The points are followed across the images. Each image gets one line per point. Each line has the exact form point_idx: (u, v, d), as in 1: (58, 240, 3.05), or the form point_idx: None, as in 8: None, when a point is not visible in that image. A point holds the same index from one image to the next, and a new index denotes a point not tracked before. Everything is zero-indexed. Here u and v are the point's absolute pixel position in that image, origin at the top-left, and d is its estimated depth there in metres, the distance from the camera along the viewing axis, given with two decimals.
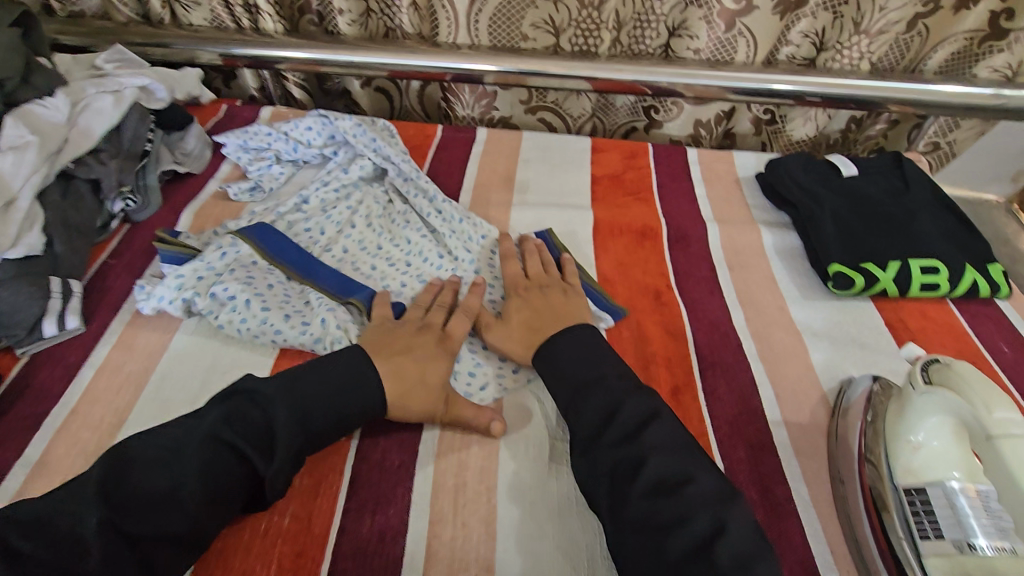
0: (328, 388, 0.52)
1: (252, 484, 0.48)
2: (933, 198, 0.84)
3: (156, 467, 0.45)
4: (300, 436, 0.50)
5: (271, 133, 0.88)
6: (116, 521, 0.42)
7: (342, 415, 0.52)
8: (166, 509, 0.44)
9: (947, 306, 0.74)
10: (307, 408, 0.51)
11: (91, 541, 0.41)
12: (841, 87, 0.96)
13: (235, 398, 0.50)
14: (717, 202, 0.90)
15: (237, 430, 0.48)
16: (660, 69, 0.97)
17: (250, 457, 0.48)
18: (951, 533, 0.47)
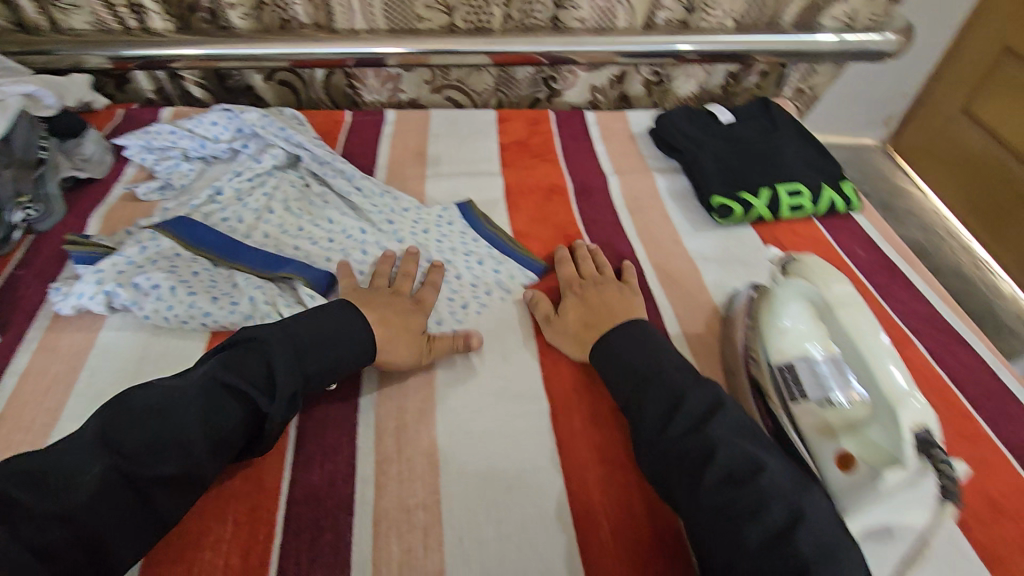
0: (321, 336, 0.56)
1: (249, 425, 0.51)
2: (796, 134, 0.96)
3: (156, 418, 0.46)
4: (297, 381, 0.53)
5: (175, 131, 0.87)
6: (115, 467, 0.43)
7: (333, 363, 0.56)
8: (164, 454, 0.45)
9: (812, 222, 0.86)
10: (301, 354, 0.54)
11: (90, 488, 0.42)
12: (713, 43, 1.07)
13: (239, 349, 0.53)
14: (616, 156, 0.98)
15: (236, 375, 0.50)
16: (551, 39, 1.04)
17: (250, 400, 0.51)
18: (814, 392, 0.55)
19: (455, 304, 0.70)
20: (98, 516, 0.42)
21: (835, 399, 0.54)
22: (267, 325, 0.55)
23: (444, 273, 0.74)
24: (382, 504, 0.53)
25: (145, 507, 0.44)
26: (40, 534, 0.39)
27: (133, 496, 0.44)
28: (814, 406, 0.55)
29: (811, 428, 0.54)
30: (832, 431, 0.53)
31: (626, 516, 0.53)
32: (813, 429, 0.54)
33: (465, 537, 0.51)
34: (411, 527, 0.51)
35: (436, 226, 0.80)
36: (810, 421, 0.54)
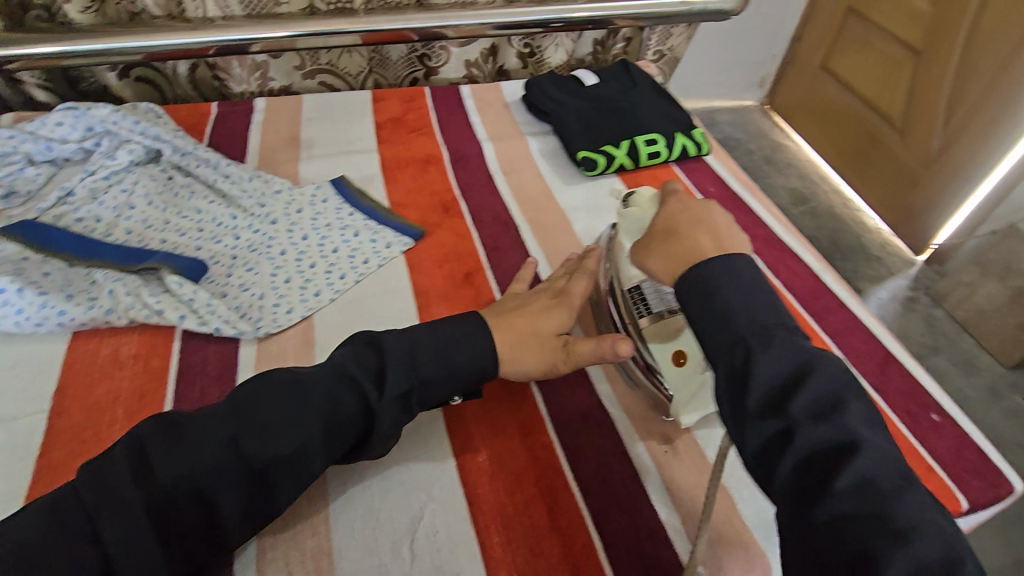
0: (467, 346, 0.55)
1: (363, 422, 0.50)
2: (652, 90, 1.03)
3: (296, 393, 0.48)
4: (407, 381, 0.51)
5: (13, 134, 0.81)
6: (240, 441, 0.46)
7: (464, 363, 0.54)
8: (284, 435, 0.47)
9: (670, 167, 0.93)
10: (437, 365, 0.53)
11: (218, 454, 0.45)
12: (572, 11, 1.13)
13: (367, 349, 0.53)
14: (490, 125, 1.02)
15: (374, 378, 0.51)
16: (416, 17, 1.06)
17: (364, 397, 0.50)
18: (657, 306, 0.60)
19: (332, 275, 0.72)
20: (213, 483, 0.44)
21: (675, 309, 0.59)
22: (403, 332, 0.55)
23: (320, 248, 0.75)
24: None
25: (258, 481, 0.46)
26: (166, 494, 0.43)
27: (253, 471, 0.45)
28: (657, 319, 0.60)
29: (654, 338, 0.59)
30: (671, 337, 0.59)
31: (501, 442, 0.57)
32: (656, 340, 0.59)
33: (349, 485, 0.53)
34: None
35: (310, 203, 0.81)
36: (654, 333, 0.59)
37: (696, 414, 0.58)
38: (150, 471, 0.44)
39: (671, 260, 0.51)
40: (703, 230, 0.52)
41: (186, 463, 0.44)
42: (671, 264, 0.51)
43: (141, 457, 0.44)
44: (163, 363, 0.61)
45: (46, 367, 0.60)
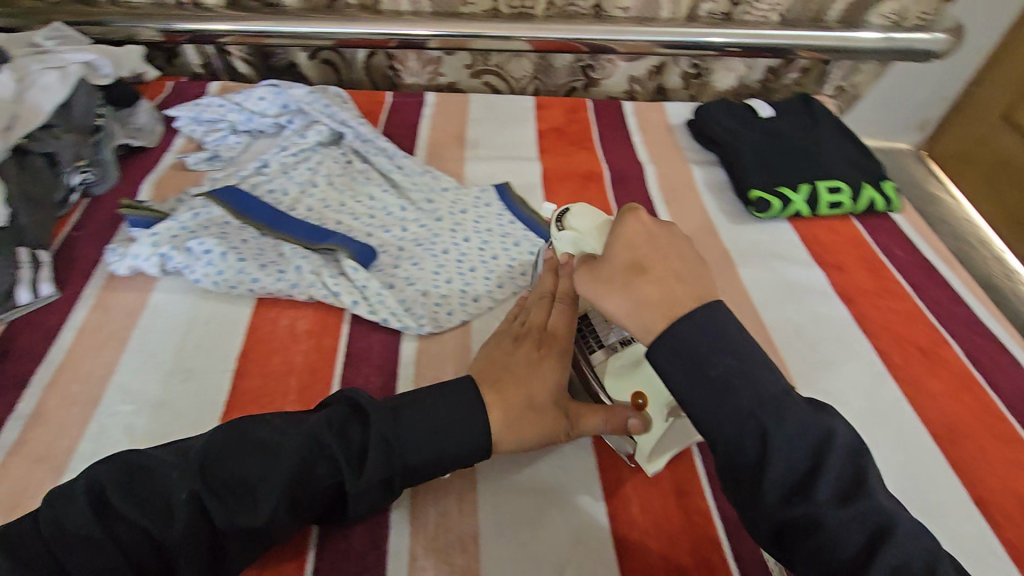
0: (431, 422, 0.50)
1: (336, 493, 0.47)
2: (836, 130, 0.94)
3: (265, 455, 0.45)
4: (395, 462, 0.48)
5: (224, 104, 0.90)
6: (204, 497, 0.43)
7: (456, 445, 0.50)
8: (251, 503, 0.44)
9: (851, 221, 0.85)
10: (416, 442, 0.49)
11: (180, 513, 0.42)
12: (757, 37, 1.06)
13: (350, 418, 0.49)
14: (653, 146, 0.98)
15: (339, 445, 0.47)
16: (594, 28, 1.04)
17: (340, 469, 0.47)
18: (609, 339, 0.60)
19: (491, 283, 0.72)
20: (178, 547, 0.42)
21: (626, 341, 0.58)
22: (380, 402, 0.50)
23: (481, 253, 0.75)
24: None
25: (217, 548, 0.43)
26: (130, 546, 0.41)
27: (215, 537, 0.43)
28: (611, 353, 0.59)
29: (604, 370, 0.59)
30: (628, 374, 0.57)
31: (654, 495, 0.54)
32: (615, 377, 0.58)
33: (499, 505, 0.53)
34: (447, 492, 0.54)
35: (476, 206, 0.82)
36: (612, 368, 0.58)
37: (662, 461, 0.55)
38: (113, 520, 0.42)
39: (630, 304, 0.46)
40: (674, 271, 0.47)
41: (148, 516, 0.42)
42: (634, 305, 0.46)
43: (97, 500, 0.42)
44: (333, 344, 0.64)
45: (234, 327, 0.65)
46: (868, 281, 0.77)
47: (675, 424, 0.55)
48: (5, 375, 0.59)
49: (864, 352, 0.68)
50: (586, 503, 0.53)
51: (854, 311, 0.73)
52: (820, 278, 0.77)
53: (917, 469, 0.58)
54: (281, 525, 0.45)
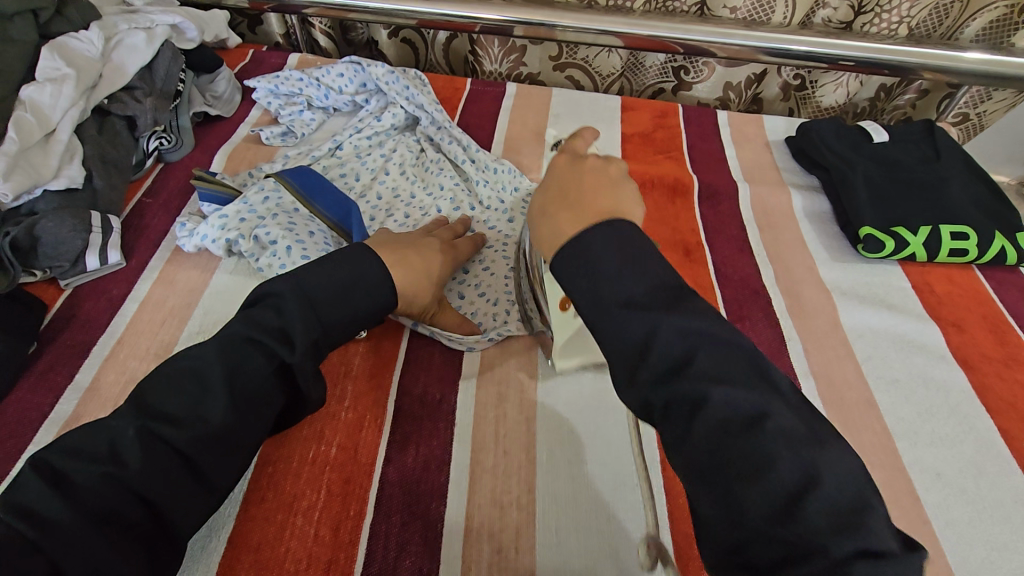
0: (334, 286, 0.51)
1: (280, 379, 0.48)
2: (963, 165, 0.83)
3: (191, 377, 0.45)
4: (316, 330, 0.49)
5: (303, 78, 0.87)
6: (153, 429, 0.42)
7: (364, 299, 0.52)
8: (202, 413, 0.43)
9: (972, 272, 0.75)
10: (320, 307, 0.50)
11: (133, 449, 0.41)
12: (878, 51, 0.95)
13: (256, 306, 0.50)
14: (748, 163, 0.90)
15: (258, 330, 0.47)
16: (695, 28, 0.95)
17: (274, 354, 0.47)
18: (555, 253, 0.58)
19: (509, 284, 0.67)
20: (149, 483, 0.40)
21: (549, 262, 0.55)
22: (281, 276, 0.51)
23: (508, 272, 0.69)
24: (476, 500, 0.50)
25: (189, 468, 0.42)
26: (98, 500, 0.39)
27: (180, 456, 0.42)
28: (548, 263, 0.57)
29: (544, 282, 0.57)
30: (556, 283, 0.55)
31: None
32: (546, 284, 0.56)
33: (558, 551, 0.48)
34: (504, 524, 0.49)
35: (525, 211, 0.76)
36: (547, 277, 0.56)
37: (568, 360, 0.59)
38: (69, 484, 0.39)
39: (541, 210, 0.50)
40: (591, 187, 0.50)
41: (104, 463, 0.40)
42: (551, 225, 0.48)
43: (62, 472, 0.39)
44: (393, 344, 0.61)
45: None
46: (994, 347, 0.67)
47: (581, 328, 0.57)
48: (67, 343, 0.58)
49: (987, 431, 0.59)
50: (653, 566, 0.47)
51: (974, 379, 0.63)
52: (937, 337, 0.67)
53: None
54: (240, 422, 0.45)
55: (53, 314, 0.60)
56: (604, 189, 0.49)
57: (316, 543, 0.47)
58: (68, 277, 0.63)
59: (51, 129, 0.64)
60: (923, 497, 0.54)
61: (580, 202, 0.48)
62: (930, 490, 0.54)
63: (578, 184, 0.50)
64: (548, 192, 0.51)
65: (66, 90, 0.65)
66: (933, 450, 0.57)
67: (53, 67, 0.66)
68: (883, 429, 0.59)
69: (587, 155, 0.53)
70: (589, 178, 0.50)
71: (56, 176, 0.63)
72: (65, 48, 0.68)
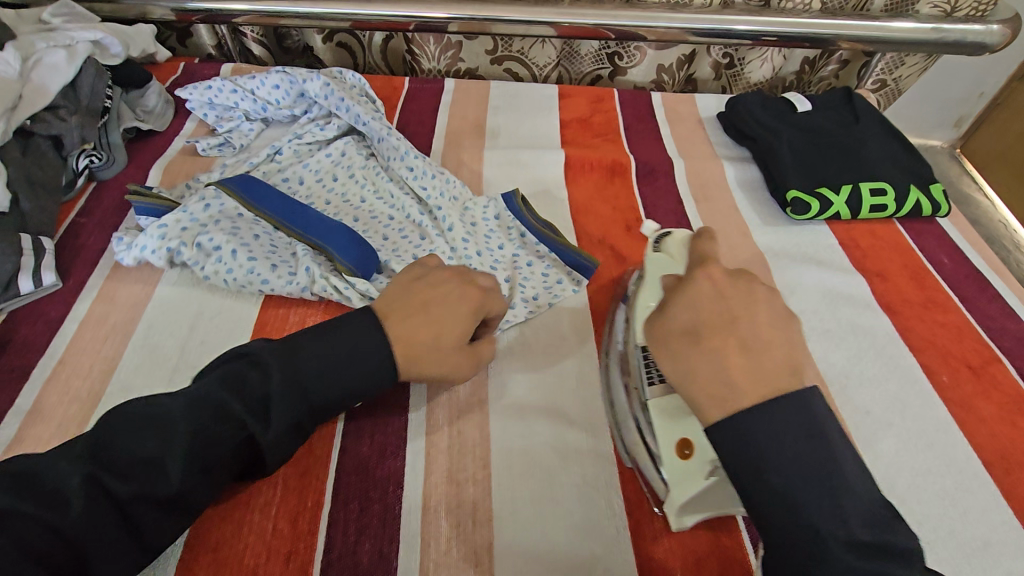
0: (330, 364, 0.47)
1: (245, 451, 0.44)
2: (880, 126, 0.88)
3: (152, 428, 0.41)
4: (297, 409, 0.45)
5: (236, 90, 0.85)
6: (102, 481, 0.38)
7: (363, 379, 0.48)
8: (159, 473, 0.40)
9: (894, 225, 0.80)
10: (305, 382, 0.46)
11: (77, 500, 0.37)
12: (797, 25, 0.99)
13: (242, 364, 0.46)
14: (683, 140, 0.93)
15: (233, 394, 0.44)
16: (622, 13, 0.98)
17: (243, 426, 0.43)
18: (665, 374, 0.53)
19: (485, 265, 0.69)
20: (87, 540, 0.37)
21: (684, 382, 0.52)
22: (274, 341, 0.48)
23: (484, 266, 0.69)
24: (432, 481, 0.51)
25: (132, 530, 0.39)
26: (31, 543, 0.35)
27: (124, 515, 0.39)
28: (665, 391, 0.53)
29: (659, 411, 0.52)
30: (679, 419, 0.51)
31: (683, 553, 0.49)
32: (664, 415, 0.51)
33: (514, 522, 0.49)
34: (460, 502, 0.50)
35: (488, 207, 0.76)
36: (662, 403, 0.52)
37: (695, 517, 0.49)
38: None
39: (697, 350, 0.42)
40: (761, 330, 0.42)
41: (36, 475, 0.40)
42: (713, 376, 0.41)
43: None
44: None
45: (243, 324, 0.62)
46: (915, 292, 0.71)
47: (717, 488, 0.48)
48: (5, 369, 0.57)
49: (911, 367, 0.63)
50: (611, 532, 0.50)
51: (898, 322, 0.68)
52: (863, 287, 0.71)
53: (969, 501, 0.53)
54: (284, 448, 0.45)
55: None
56: (775, 337, 0.42)
57: (274, 537, 0.47)
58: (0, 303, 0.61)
59: None
60: (855, 434, 0.58)
61: (759, 364, 0.40)
62: (861, 428, 0.58)
63: (750, 323, 0.42)
64: (704, 327, 0.43)
65: None
66: (864, 392, 0.61)
67: None
68: (818, 377, 0.62)
69: (742, 275, 0.45)
70: (755, 319, 0.43)
71: None
72: None
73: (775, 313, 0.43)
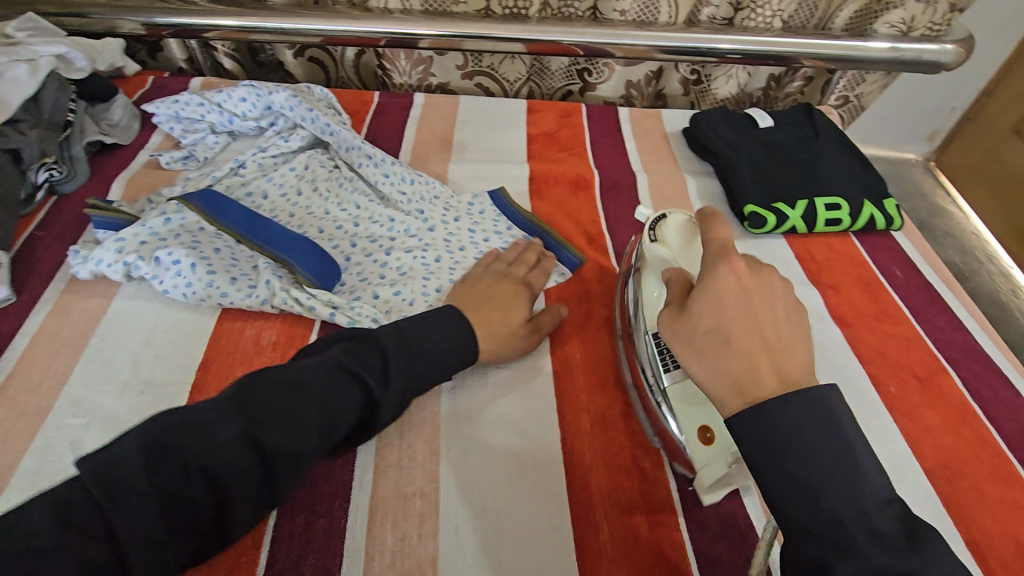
0: (429, 339, 0.54)
1: (364, 413, 0.47)
2: (837, 142, 0.90)
3: (291, 388, 0.44)
4: (409, 378, 0.51)
5: (203, 103, 0.85)
6: (255, 434, 0.41)
7: (438, 357, 0.54)
8: (299, 427, 0.43)
9: (849, 238, 0.82)
10: (415, 353, 0.52)
11: (230, 446, 0.40)
12: (759, 43, 1.02)
13: (352, 341, 0.50)
14: (647, 154, 0.95)
15: (359, 362, 0.48)
16: (589, 30, 1.00)
17: (368, 387, 0.48)
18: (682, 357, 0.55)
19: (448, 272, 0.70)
20: (234, 482, 0.40)
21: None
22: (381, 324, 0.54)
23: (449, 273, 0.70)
24: (380, 494, 0.52)
25: (269, 476, 0.41)
26: (179, 484, 0.38)
27: (266, 463, 0.41)
28: (683, 374, 0.54)
29: (677, 398, 0.53)
30: (697, 403, 0.53)
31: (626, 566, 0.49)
32: (688, 403, 0.53)
33: (459, 536, 0.49)
34: (408, 516, 0.50)
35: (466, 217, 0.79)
36: (680, 389, 0.54)
37: (717, 492, 0.52)
38: None
39: (720, 342, 0.42)
40: (774, 326, 0.43)
41: None
42: (739, 373, 0.41)
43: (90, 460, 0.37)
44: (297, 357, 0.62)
45: (197, 338, 0.62)
46: (867, 304, 0.73)
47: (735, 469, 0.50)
48: None
49: (859, 378, 0.64)
50: (557, 556, 0.49)
51: (849, 334, 0.69)
52: (816, 299, 0.73)
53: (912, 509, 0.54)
54: (315, 448, 0.44)
55: None
56: (796, 339, 0.43)
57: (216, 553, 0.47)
58: None
59: None
60: None
61: (775, 358, 0.41)
62: None
63: (764, 317, 0.43)
64: (725, 324, 0.43)
65: None
66: None
67: None
68: None
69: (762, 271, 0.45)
70: (768, 317, 0.43)
71: None
72: None
73: (783, 305, 0.44)
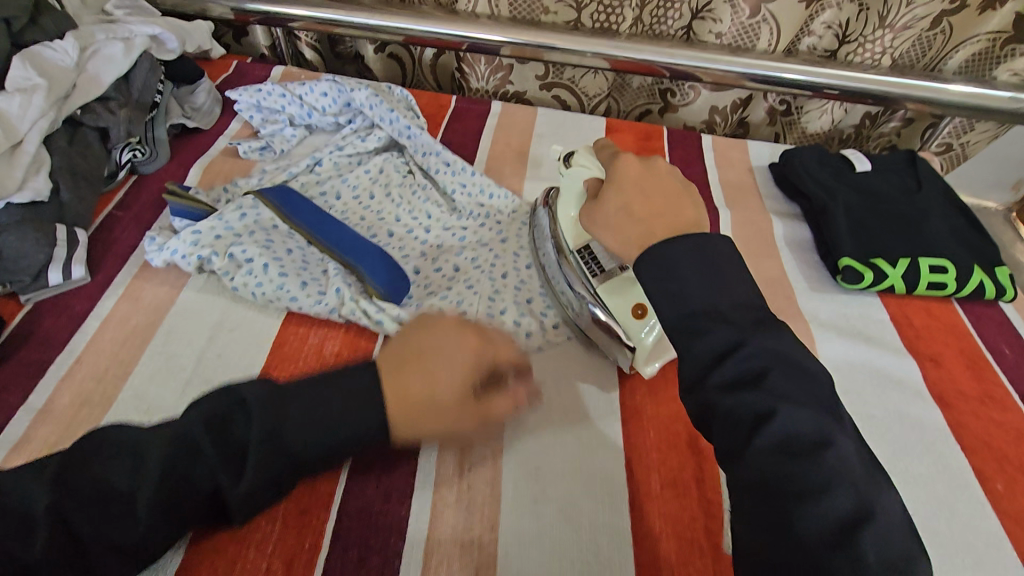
0: (314, 421, 0.42)
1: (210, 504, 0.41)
2: (944, 196, 0.83)
3: (128, 459, 0.39)
4: (273, 466, 0.41)
5: (284, 95, 0.84)
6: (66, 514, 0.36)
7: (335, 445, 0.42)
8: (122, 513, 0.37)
9: (951, 305, 0.75)
10: (286, 436, 0.41)
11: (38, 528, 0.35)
12: (861, 81, 0.95)
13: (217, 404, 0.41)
14: (731, 187, 0.90)
15: (212, 442, 0.40)
16: (680, 52, 0.95)
17: (215, 478, 0.40)
18: (608, 264, 0.64)
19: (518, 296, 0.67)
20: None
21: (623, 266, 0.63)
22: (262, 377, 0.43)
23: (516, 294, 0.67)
24: (437, 535, 0.49)
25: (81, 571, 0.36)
26: None
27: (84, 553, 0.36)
28: (612, 275, 0.63)
29: (610, 294, 0.62)
30: (625, 291, 0.62)
31: None
32: (615, 294, 0.62)
33: None
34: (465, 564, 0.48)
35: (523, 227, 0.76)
36: (608, 286, 0.62)
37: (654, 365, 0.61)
38: None
39: (624, 213, 0.51)
40: (665, 191, 0.52)
41: None
42: (636, 234, 0.49)
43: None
44: None
45: (261, 341, 0.61)
46: (970, 383, 0.66)
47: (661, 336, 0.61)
48: (23, 362, 0.56)
49: (960, 469, 0.58)
50: None
51: (950, 416, 0.63)
52: (913, 371, 0.67)
53: None
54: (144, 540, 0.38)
55: (10, 330, 0.59)
56: (686, 206, 0.51)
57: None
58: (28, 293, 0.61)
59: (18, 140, 0.62)
60: None
61: (665, 213, 0.49)
62: None
63: (659, 186, 0.52)
64: (622, 196, 0.52)
65: (36, 99, 0.63)
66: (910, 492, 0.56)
67: (25, 75, 0.64)
68: None
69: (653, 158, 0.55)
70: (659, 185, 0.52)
71: (20, 189, 0.61)
72: (38, 56, 0.67)
73: (674, 179, 0.54)
